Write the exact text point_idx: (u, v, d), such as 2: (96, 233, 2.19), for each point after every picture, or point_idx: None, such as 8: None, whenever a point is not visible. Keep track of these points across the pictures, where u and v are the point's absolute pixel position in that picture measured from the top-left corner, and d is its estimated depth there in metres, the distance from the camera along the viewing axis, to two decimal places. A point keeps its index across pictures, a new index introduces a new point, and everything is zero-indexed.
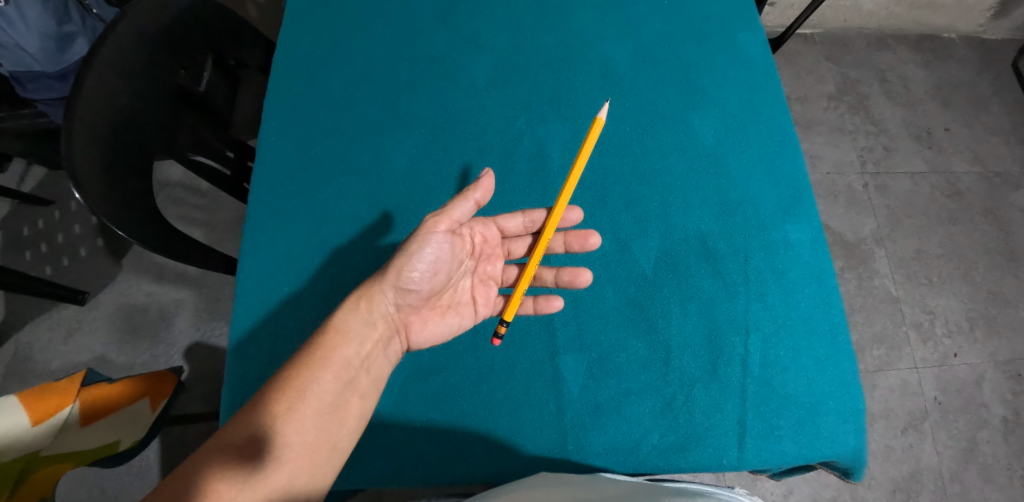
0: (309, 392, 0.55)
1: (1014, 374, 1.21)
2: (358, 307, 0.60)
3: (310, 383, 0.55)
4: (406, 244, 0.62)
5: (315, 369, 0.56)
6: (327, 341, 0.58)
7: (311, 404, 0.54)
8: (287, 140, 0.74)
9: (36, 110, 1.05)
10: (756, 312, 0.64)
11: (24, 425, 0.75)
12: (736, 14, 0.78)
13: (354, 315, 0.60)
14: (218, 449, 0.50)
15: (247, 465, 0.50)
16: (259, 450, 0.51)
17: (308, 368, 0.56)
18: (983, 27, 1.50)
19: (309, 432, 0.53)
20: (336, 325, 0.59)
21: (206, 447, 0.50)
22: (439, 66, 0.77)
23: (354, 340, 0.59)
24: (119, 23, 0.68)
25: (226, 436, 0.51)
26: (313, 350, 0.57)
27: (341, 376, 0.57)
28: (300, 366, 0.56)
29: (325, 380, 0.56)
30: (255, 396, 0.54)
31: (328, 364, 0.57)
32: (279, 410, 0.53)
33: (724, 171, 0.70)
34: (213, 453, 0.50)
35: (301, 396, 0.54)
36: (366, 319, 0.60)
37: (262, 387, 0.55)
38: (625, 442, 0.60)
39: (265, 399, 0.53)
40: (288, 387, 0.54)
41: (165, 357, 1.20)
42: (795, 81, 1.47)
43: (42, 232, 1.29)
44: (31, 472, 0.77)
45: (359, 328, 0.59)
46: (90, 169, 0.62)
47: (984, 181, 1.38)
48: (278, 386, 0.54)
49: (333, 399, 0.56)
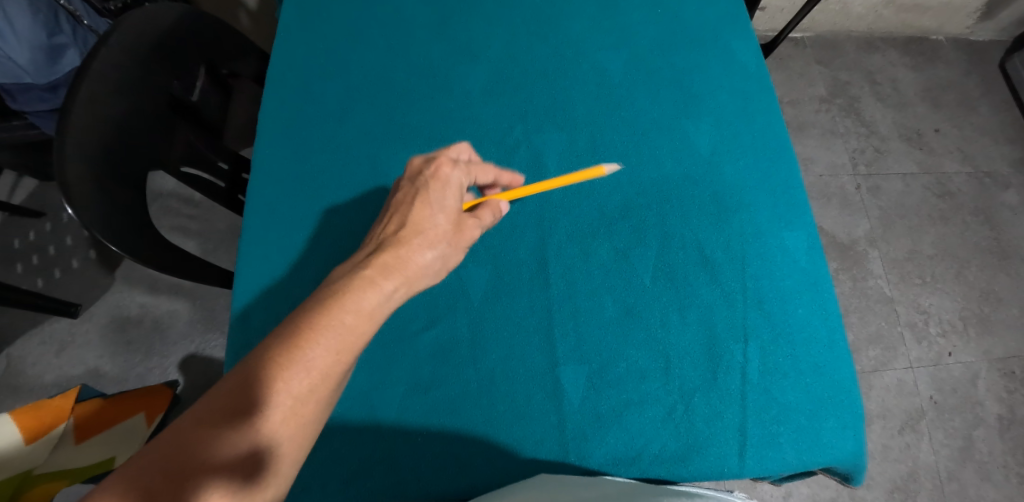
0: (317, 381, 0.45)
1: (1008, 372, 1.22)
2: (376, 279, 0.50)
3: (305, 365, 0.45)
4: (452, 243, 0.55)
5: (312, 348, 0.45)
6: (333, 310, 0.47)
7: (319, 393, 0.46)
8: (284, 153, 0.73)
9: (26, 121, 1.06)
10: (755, 319, 0.64)
11: (17, 443, 0.77)
12: (727, 21, 0.78)
13: (368, 289, 0.49)
14: (203, 452, 0.42)
15: (250, 471, 0.42)
16: (251, 451, 0.43)
17: (305, 347, 0.45)
18: (970, 29, 1.52)
19: (314, 422, 0.46)
20: (344, 291, 0.48)
21: (184, 451, 0.41)
22: (434, 77, 0.76)
23: (374, 312, 0.49)
24: (111, 36, 0.68)
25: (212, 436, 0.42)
26: (309, 321, 0.46)
27: (344, 354, 0.47)
28: (293, 343, 0.45)
29: (328, 359, 0.46)
30: (243, 387, 0.44)
31: (329, 340, 0.46)
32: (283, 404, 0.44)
33: (721, 179, 0.70)
34: (206, 469, 0.41)
35: (309, 386, 0.45)
36: (383, 292, 0.50)
37: (251, 378, 0.44)
38: (626, 452, 0.59)
39: (253, 388, 0.44)
40: (280, 371, 0.44)
41: (160, 369, 1.19)
42: (787, 84, 1.49)
43: (33, 244, 1.28)
44: (32, 487, 0.75)
45: (373, 299, 0.49)
46: (82, 183, 0.61)
47: (975, 181, 1.39)
48: (269, 369, 0.44)
49: (336, 381, 0.47)
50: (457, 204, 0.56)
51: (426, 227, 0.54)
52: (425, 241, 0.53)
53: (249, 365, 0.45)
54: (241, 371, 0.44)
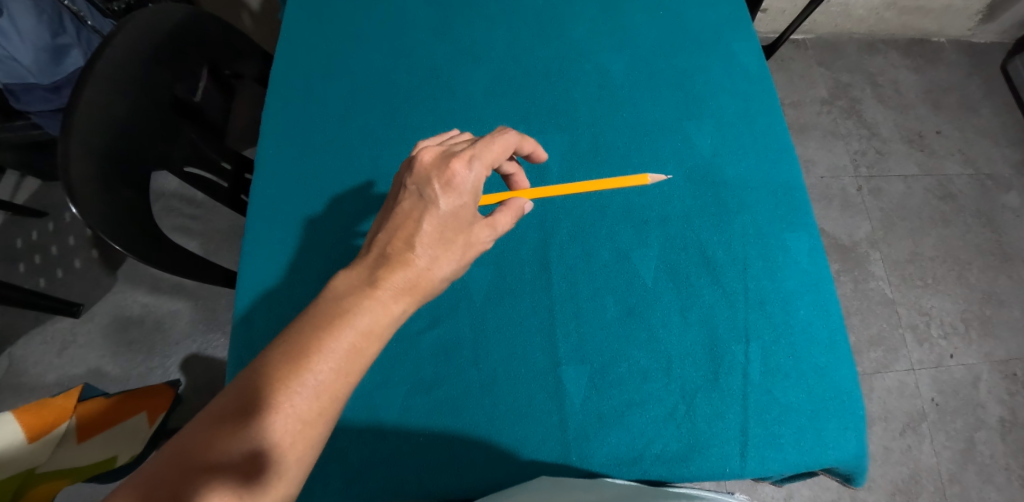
0: (319, 396, 0.45)
1: (1010, 374, 1.22)
2: (382, 300, 0.49)
3: (307, 380, 0.45)
4: (460, 259, 0.53)
5: (316, 364, 0.45)
6: (342, 332, 0.46)
7: (322, 409, 0.45)
8: (287, 153, 0.73)
9: (29, 121, 1.07)
10: (756, 320, 0.64)
11: (21, 441, 0.75)
12: (729, 23, 0.79)
13: (378, 310, 0.48)
14: (207, 466, 0.42)
15: (248, 484, 0.42)
16: (254, 462, 0.43)
17: (313, 368, 0.45)
18: (971, 31, 1.52)
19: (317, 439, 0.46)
20: (353, 311, 0.47)
21: (185, 454, 0.42)
22: (436, 78, 0.77)
23: (382, 334, 0.48)
24: (116, 37, 0.69)
25: (214, 452, 0.42)
26: (318, 343, 0.46)
27: (352, 376, 0.46)
28: (298, 358, 0.45)
29: (337, 381, 0.46)
30: (247, 398, 0.44)
31: (336, 360, 0.46)
32: (284, 416, 0.44)
33: (722, 181, 0.70)
34: (205, 475, 0.41)
35: (311, 400, 0.45)
36: (391, 313, 0.49)
37: (255, 389, 0.44)
38: (627, 453, 0.59)
39: (261, 405, 0.44)
40: (286, 390, 0.44)
41: (162, 369, 1.19)
42: (789, 85, 1.49)
43: (35, 244, 1.28)
44: (31, 488, 0.74)
45: (381, 321, 0.48)
46: (86, 182, 0.62)
47: (976, 183, 1.39)
48: (277, 389, 0.44)
49: (342, 403, 0.47)
50: (469, 216, 0.54)
51: (436, 247, 0.52)
52: (434, 260, 0.52)
53: (256, 377, 0.45)
54: (245, 380, 0.45)
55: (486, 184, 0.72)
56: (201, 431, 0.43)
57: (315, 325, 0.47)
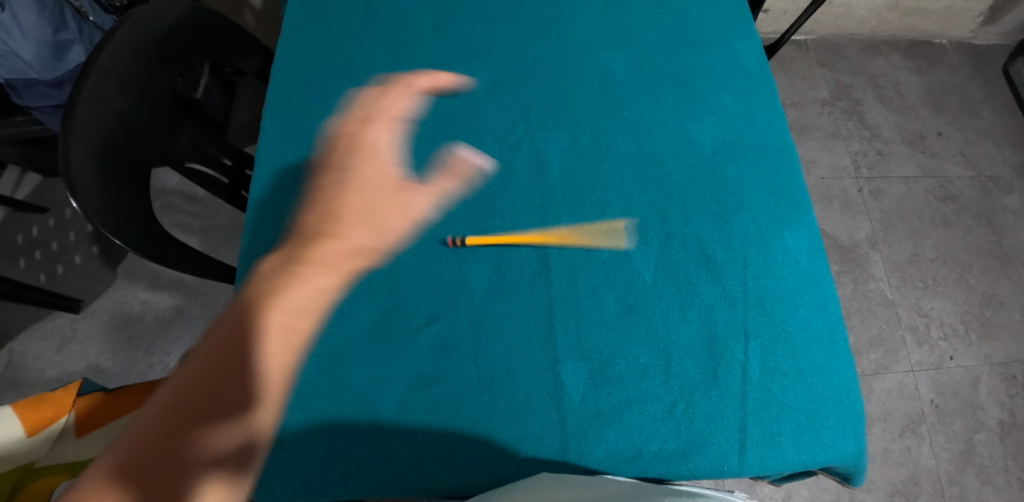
0: (275, 361, 0.57)
1: (1009, 376, 1.22)
2: None
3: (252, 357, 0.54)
4: None
5: (253, 344, 0.55)
6: (275, 311, 0.58)
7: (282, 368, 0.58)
8: (288, 149, 0.73)
9: (30, 117, 1.07)
10: (755, 318, 0.64)
11: (19, 436, 0.79)
12: (731, 22, 0.79)
13: (306, 287, 0.61)
14: (174, 446, 0.48)
15: (218, 454, 0.49)
16: (224, 432, 0.51)
17: (251, 347, 0.54)
18: (973, 32, 1.52)
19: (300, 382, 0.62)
20: (284, 291, 0.59)
21: (154, 439, 0.48)
22: (438, 75, 0.77)
23: (309, 303, 0.62)
24: (119, 31, 0.69)
25: (178, 443, 0.48)
26: (249, 328, 0.55)
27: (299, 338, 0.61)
28: (234, 342, 0.54)
29: (296, 338, 0.61)
30: (193, 384, 0.51)
31: (276, 334, 0.57)
32: (231, 392, 0.52)
33: (723, 179, 0.70)
34: (179, 452, 0.48)
35: (268, 365, 0.56)
36: (319, 286, 0.62)
37: (198, 375, 0.52)
38: (626, 450, 0.59)
39: (208, 385, 0.51)
40: (227, 369, 0.52)
41: (162, 365, 1.19)
42: (789, 86, 1.49)
43: (36, 239, 1.29)
44: (30, 481, 0.77)
45: None
46: (86, 175, 0.62)
47: (977, 185, 1.39)
48: (219, 368, 0.52)
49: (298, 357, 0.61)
50: None
51: None
52: None
53: (200, 365, 0.52)
54: (189, 369, 0.52)
55: (486, 180, 0.71)
56: (156, 418, 0.49)
57: (240, 322, 0.55)
